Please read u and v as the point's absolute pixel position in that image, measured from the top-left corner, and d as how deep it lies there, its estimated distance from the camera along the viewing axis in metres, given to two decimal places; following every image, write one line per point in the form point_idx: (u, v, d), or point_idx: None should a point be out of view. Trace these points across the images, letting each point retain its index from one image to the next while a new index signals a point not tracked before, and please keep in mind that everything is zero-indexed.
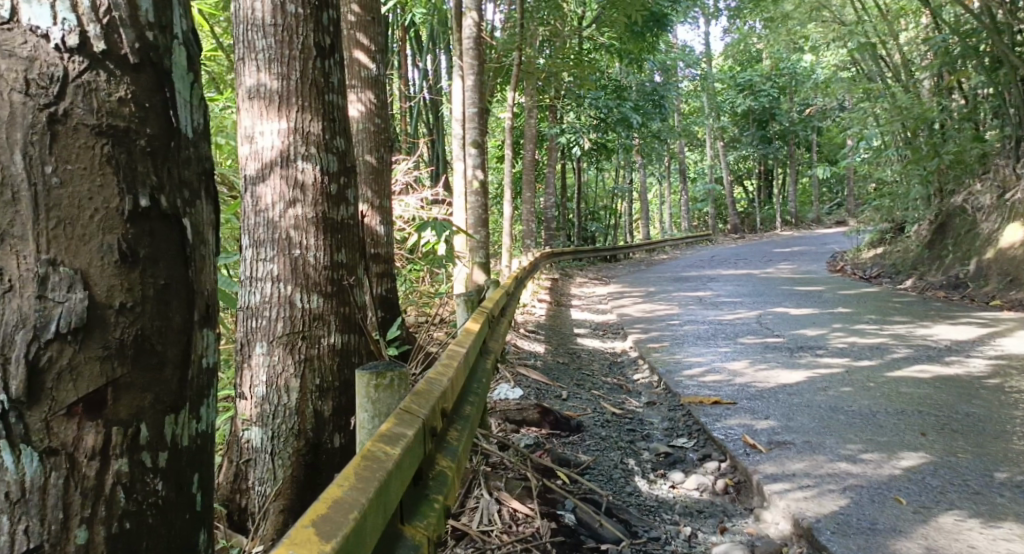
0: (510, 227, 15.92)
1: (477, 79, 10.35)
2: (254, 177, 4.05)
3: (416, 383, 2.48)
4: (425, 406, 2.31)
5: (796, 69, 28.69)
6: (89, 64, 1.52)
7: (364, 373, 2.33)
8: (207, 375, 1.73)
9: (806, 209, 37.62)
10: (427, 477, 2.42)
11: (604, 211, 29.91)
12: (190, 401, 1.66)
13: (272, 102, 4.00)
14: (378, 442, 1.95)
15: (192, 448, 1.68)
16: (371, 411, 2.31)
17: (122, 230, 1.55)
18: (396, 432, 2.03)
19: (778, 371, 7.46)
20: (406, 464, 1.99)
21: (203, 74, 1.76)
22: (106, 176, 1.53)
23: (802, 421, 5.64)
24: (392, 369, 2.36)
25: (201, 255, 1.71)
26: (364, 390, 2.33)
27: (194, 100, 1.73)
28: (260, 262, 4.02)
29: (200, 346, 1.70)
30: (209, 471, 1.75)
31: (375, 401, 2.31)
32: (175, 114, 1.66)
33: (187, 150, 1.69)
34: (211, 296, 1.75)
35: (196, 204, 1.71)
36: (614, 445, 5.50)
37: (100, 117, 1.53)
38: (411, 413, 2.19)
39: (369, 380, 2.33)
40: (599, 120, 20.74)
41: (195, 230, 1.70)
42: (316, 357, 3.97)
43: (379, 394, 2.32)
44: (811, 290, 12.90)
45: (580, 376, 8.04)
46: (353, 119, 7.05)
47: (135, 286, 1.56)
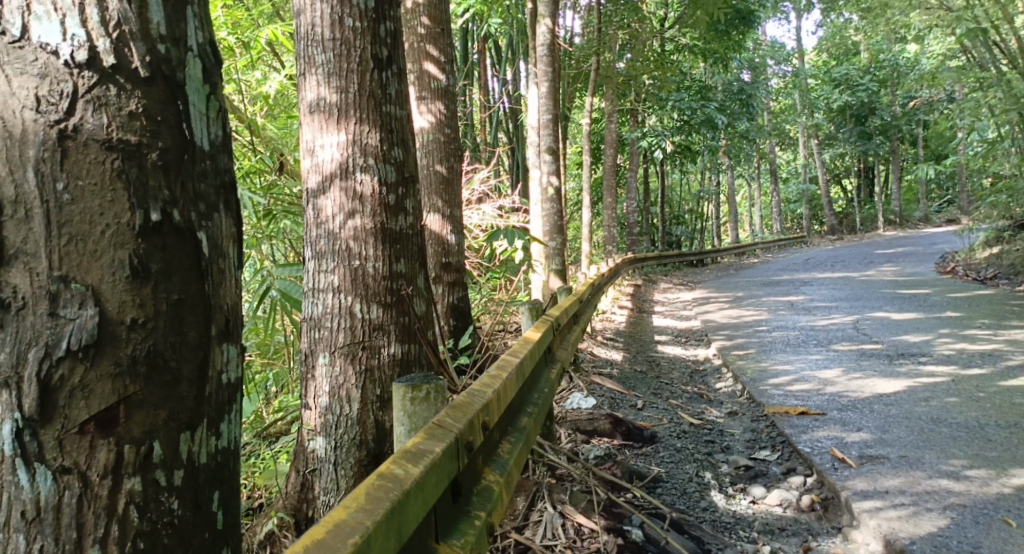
0: (590, 233, 15.82)
1: (552, 86, 10.31)
2: (315, 190, 4.08)
3: (455, 396, 2.44)
4: (461, 420, 2.27)
5: (898, 61, 27.72)
6: (98, 79, 1.64)
7: (399, 385, 2.31)
8: (227, 391, 1.84)
9: (912, 208, 36.23)
10: (470, 493, 2.40)
11: (691, 214, 29.53)
12: (207, 417, 1.77)
13: (332, 115, 4.02)
14: (399, 460, 1.93)
15: (211, 465, 1.78)
16: (408, 425, 2.30)
17: (133, 245, 1.65)
18: (422, 448, 2.01)
19: (874, 380, 7.14)
20: (430, 483, 1.96)
21: (219, 87, 1.87)
22: (117, 191, 1.64)
23: (899, 434, 5.37)
24: (428, 381, 2.33)
25: (218, 268, 1.82)
26: (400, 403, 2.31)
27: (210, 113, 1.85)
28: (321, 273, 4.04)
29: (219, 361, 1.81)
30: (231, 487, 1.85)
31: (411, 414, 2.29)
32: (188, 126, 1.77)
33: (202, 163, 1.81)
34: (230, 310, 1.86)
35: (213, 217, 1.82)
36: (689, 457, 5.34)
37: (110, 131, 1.65)
38: (442, 427, 2.17)
39: (404, 392, 2.31)
40: (682, 122, 20.44)
41: (211, 243, 1.81)
42: (376, 367, 3.97)
43: (415, 407, 2.30)
44: (915, 293, 12.36)
45: (659, 384, 7.88)
46: (423, 130, 7.09)
47: (147, 302, 1.66)
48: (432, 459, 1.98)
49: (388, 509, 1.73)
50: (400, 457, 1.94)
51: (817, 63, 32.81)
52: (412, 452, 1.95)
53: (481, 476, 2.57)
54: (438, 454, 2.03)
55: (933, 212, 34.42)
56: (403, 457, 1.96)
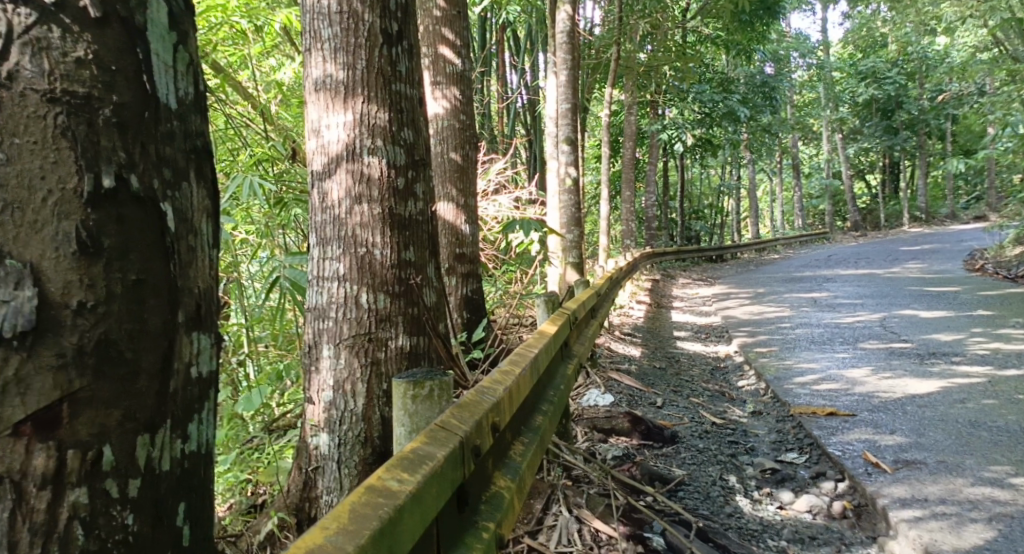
0: (609, 226, 15.58)
1: (573, 74, 10.05)
2: (320, 173, 3.85)
3: (463, 395, 2.21)
4: (467, 422, 2.04)
5: (927, 54, 27.32)
6: (39, 18, 1.52)
7: (400, 381, 2.08)
8: (198, 387, 1.71)
9: (939, 205, 35.74)
10: (477, 501, 2.18)
11: (711, 209, 29.20)
12: (172, 416, 1.64)
13: (339, 93, 3.80)
14: (393, 468, 1.71)
15: (176, 472, 1.66)
16: (408, 426, 2.07)
17: (81, 216, 1.53)
18: (423, 453, 1.80)
19: (906, 380, 6.86)
20: (433, 493, 1.75)
21: (189, 36, 1.74)
22: (62, 152, 1.52)
23: (935, 437, 5.11)
24: (432, 378, 2.10)
25: (187, 246, 1.70)
26: (400, 402, 2.08)
27: (178, 66, 1.72)
28: (326, 261, 3.81)
29: (189, 352, 1.69)
30: (200, 494, 1.73)
31: (412, 414, 2.07)
32: (150, 80, 1.65)
33: (169, 123, 1.69)
34: (202, 295, 1.74)
35: (181, 187, 1.70)
36: (711, 459, 5.10)
37: (53, 82, 1.52)
38: (446, 430, 1.94)
39: (405, 389, 2.08)
40: (704, 114, 20.13)
41: (179, 216, 1.69)
42: (383, 361, 3.75)
43: (417, 406, 2.07)
44: (945, 291, 12.05)
45: (679, 381, 7.64)
46: (437, 116, 6.87)
47: (97, 282, 1.53)
48: (435, 466, 1.77)
49: (377, 528, 1.51)
50: (394, 467, 1.72)
51: (842, 56, 32.35)
52: (410, 459, 1.73)
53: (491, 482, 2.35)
54: (442, 461, 1.81)
55: (961, 209, 33.90)
56: (402, 465, 1.73)
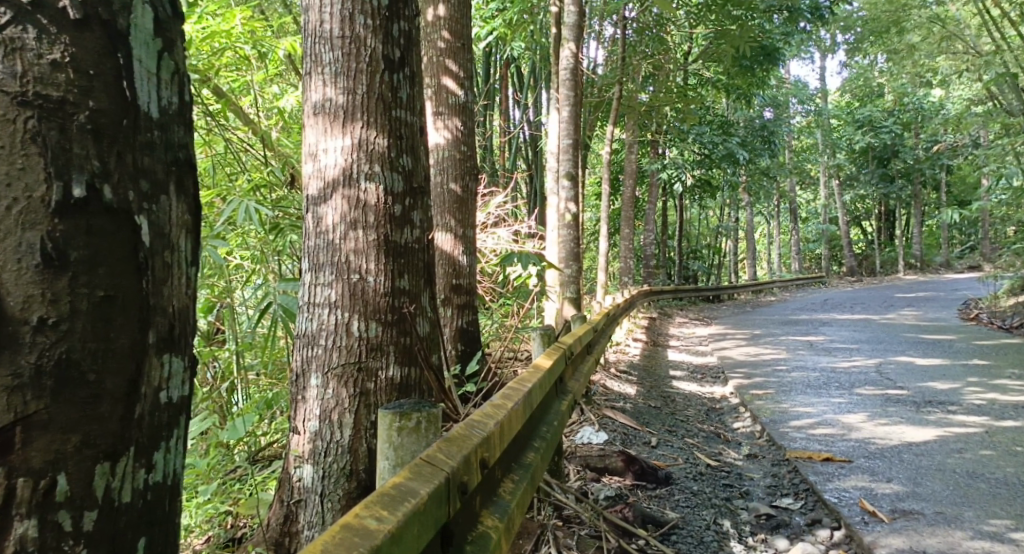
0: (607, 263, 15.53)
1: (576, 110, 10.04)
2: (316, 198, 3.78)
3: (452, 428, 2.13)
4: (455, 457, 1.96)
5: (923, 105, 27.60)
6: (16, 17, 1.62)
7: (386, 413, 2.02)
8: (165, 414, 1.79)
9: (934, 253, 35.88)
10: (463, 541, 2.09)
11: (708, 249, 29.20)
12: (135, 443, 1.71)
13: (338, 117, 3.74)
14: (373, 505, 1.63)
15: (139, 505, 1.73)
16: (393, 459, 2.00)
17: (48, 226, 1.61)
18: (406, 489, 1.71)
19: (901, 427, 6.78)
20: (414, 534, 1.66)
21: (170, 42, 1.84)
22: (31, 158, 1.61)
23: (932, 487, 5.04)
24: (420, 410, 2.04)
25: (162, 262, 1.79)
26: (386, 434, 2.02)
27: (160, 73, 1.82)
28: (317, 287, 3.74)
29: (157, 377, 1.77)
30: (163, 529, 1.79)
31: (397, 447, 2.00)
32: (129, 85, 1.74)
33: (146, 132, 1.77)
34: (174, 319, 1.81)
35: (157, 200, 1.79)
36: (705, 502, 5.00)
37: (28, 84, 1.61)
38: (432, 465, 1.85)
39: (392, 420, 2.02)
40: (703, 156, 20.20)
41: (152, 231, 1.77)
42: (372, 392, 3.66)
43: (402, 438, 2.01)
44: (940, 339, 12.01)
45: (673, 421, 7.53)
46: (439, 146, 6.84)
47: (63, 301, 1.61)
48: (417, 503, 1.68)
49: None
50: (374, 503, 1.64)
51: (841, 103, 32.63)
52: (391, 496, 1.65)
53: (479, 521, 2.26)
54: (425, 499, 1.72)
55: (956, 258, 34.04)
56: (383, 502, 1.65)
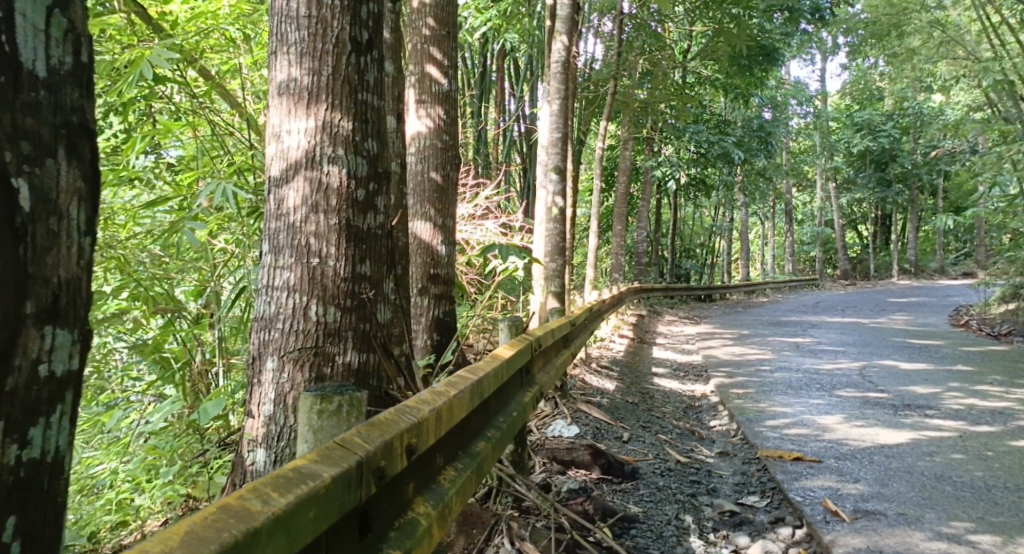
0: (597, 259, 15.50)
1: (564, 104, 9.96)
2: (277, 179, 3.73)
3: (382, 412, 2.17)
4: (374, 441, 2.02)
5: (923, 110, 27.61)
6: None
7: (308, 396, 2.09)
8: (46, 380, 1.92)
9: (929, 259, 35.96)
10: (386, 527, 2.10)
11: (702, 248, 29.17)
12: (7, 407, 1.85)
13: (302, 98, 3.69)
14: (263, 487, 1.72)
15: (13, 469, 1.87)
16: (312, 440, 2.08)
17: None
18: (306, 471, 1.81)
19: (877, 429, 6.76)
20: (310, 517, 1.75)
21: (66, 10, 1.97)
22: None
23: (898, 489, 5.09)
24: (341, 394, 2.11)
25: (46, 230, 1.92)
26: (307, 416, 2.09)
27: (52, 38, 1.95)
28: (276, 270, 3.69)
29: (37, 344, 1.91)
30: (37, 507, 1.92)
31: (316, 430, 2.08)
32: (14, 50, 1.88)
33: (34, 98, 1.91)
34: (57, 283, 1.94)
35: (44, 168, 1.93)
36: (670, 498, 5.02)
37: None
38: (345, 448, 1.94)
39: (312, 404, 2.09)
40: (699, 155, 20.17)
41: (35, 198, 1.91)
42: (328, 377, 3.63)
43: (322, 421, 2.09)
44: (927, 344, 12.03)
45: (649, 417, 7.52)
46: (420, 134, 6.76)
47: None
48: (314, 486, 1.78)
49: (214, 551, 1.53)
50: (266, 484, 1.73)
51: (840, 107, 32.62)
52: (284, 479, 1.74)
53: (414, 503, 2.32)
54: (329, 480, 1.82)
55: (951, 265, 34.12)
56: (281, 483, 1.75)
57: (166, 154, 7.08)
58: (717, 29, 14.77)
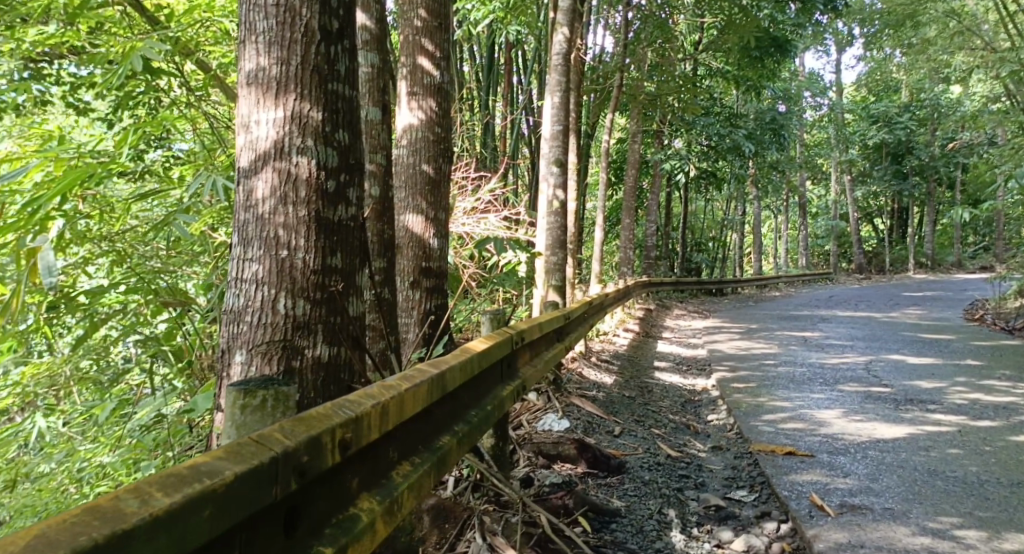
0: (603, 252, 15.40)
1: (565, 96, 9.68)
2: (246, 170, 3.70)
3: (307, 412, 2.65)
4: (280, 444, 2.48)
5: (939, 101, 27.26)
6: None
7: (235, 394, 2.63)
8: None
9: (947, 253, 35.57)
10: (306, 510, 2.60)
11: (713, 242, 28.96)
12: None
13: (270, 88, 3.66)
14: (156, 485, 2.24)
15: None
16: (236, 430, 2.62)
17: None
18: (203, 471, 2.32)
19: (875, 423, 6.68)
20: (201, 515, 2.26)
21: None
22: None
23: (888, 484, 5.01)
24: (265, 391, 2.65)
25: None
26: (233, 410, 2.64)
27: None
28: (244, 262, 3.66)
29: None
30: None
31: (240, 422, 2.62)
32: None
33: None
34: None
35: None
36: (655, 492, 4.96)
37: None
38: (253, 450, 2.44)
39: (238, 399, 2.63)
40: (708, 148, 19.95)
41: None
42: (297, 370, 3.61)
43: (245, 415, 2.63)
44: (938, 338, 11.89)
45: (644, 411, 7.46)
46: (412, 127, 6.49)
47: None
48: (204, 486, 2.28)
49: (88, 542, 2.08)
50: (157, 483, 2.25)
51: (855, 99, 32.27)
52: (173, 481, 2.24)
53: (349, 492, 2.76)
54: (225, 479, 2.32)
55: (969, 259, 33.75)
56: (177, 480, 2.27)
57: (175, 149, 7.25)
58: (727, 20, 14.57)
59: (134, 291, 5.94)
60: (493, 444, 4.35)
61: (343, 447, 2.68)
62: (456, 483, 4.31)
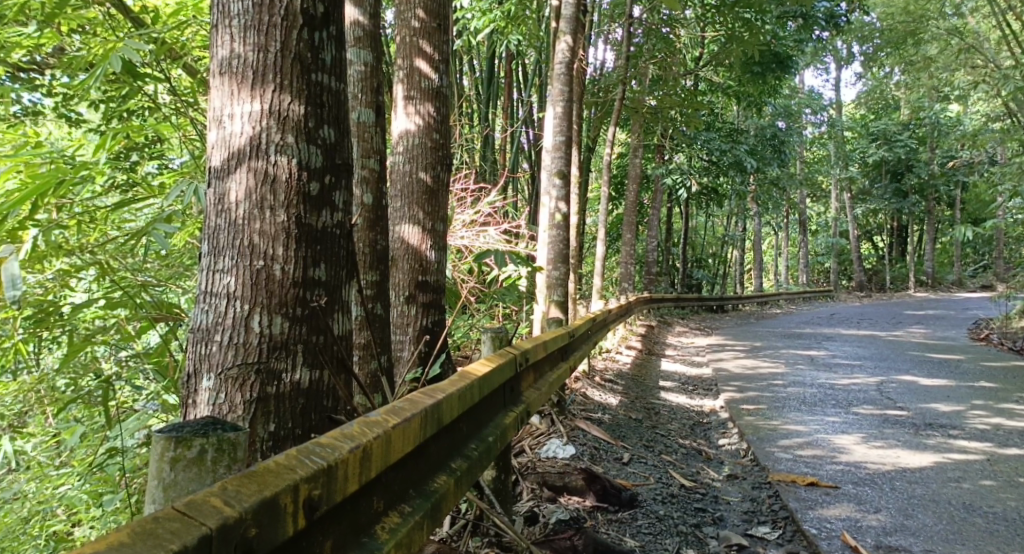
0: (603, 268, 14.92)
1: (568, 106, 9.13)
2: (218, 169, 3.28)
3: (253, 466, 2.26)
4: (210, 519, 2.10)
5: (940, 119, 26.98)
6: None
7: (161, 440, 2.26)
8: None
9: (948, 271, 35.20)
10: None
11: (714, 258, 28.47)
12: None
13: (245, 78, 3.25)
14: None
15: None
16: (162, 485, 2.26)
17: None
18: None
19: (899, 450, 6.24)
20: None
21: None
22: None
23: (924, 520, 4.59)
24: (200, 438, 2.27)
25: None
26: (159, 460, 2.27)
27: None
28: (215, 273, 3.24)
29: None
30: None
31: (169, 476, 2.26)
32: None
33: None
34: None
35: None
36: (671, 530, 4.53)
37: None
38: (175, 526, 2.05)
39: (167, 447, 2.27)
40: (709, 164, 19.49)
41: None
42: (272, 397, 3.20)
43: (176, 469, 2.26)
44: (948, 359, 11.45)
45: (651, 435, 7.00)
46: (408, 132, 6.05)
47: None
48: None
49: None
50: None
51: (856, 116, 31.93)
52: None
53: None
54: None
55: (971, 278, 33.38)
56: None
57: (170, 162, 6.74)
58: (727, 34, 14.21)
59: (116, 305, 5.37)
60: (494, 477, 3.94)
61: (313, 508, 2.31)
62: (454, 520, 3.94)
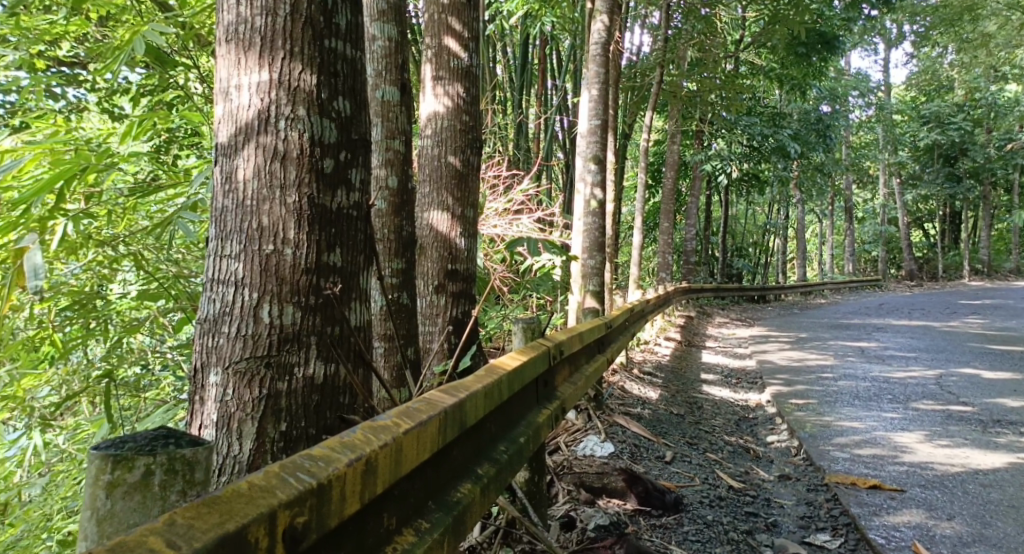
0: (641, 257, 14.49)
1: (603, 88, 8.72)
2: (224, 146, 3.01)
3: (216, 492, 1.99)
4: None
5: (996, 100, 25.96)
6: None
7: (95, 462, 2.05)
8: None
9: (1002, 258, 34.06)
10: None
11: (756, 247, 27.79)
12: None
13: (252, 44, 2.97)
14: None
15: None
16: (97, 514, 2.03)
17: None
18: None
19: (966, 450, 5.81)
20: None
21: None
22: None
23: (1002, 528, 4.21)
24: (138, 460, 2.05)
25: None
26: (95, 484, 2.05)
27: None
28: (223, 259, 2.97)
29: None
30: None
31: (110, 505, 2.03)
32: None
33: None
34: None
35: None
36: (719, 537, 4.19)
37: None
38: None
39: (100, 473, 2.04)
40: (752, 149, 18.89)
41: None
42: (283, 394, 2.93)
43: (115, 497, 2.03)
44: (1010, 350, 10.87)
45: (695, 432, 6.63)
46: (437, 115, 5.72)
47: None
48: None
49: None
50: None
51: (905, 99, 30.98)
52: None
53: None
54: None
55: None
56: None
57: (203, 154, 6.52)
58: (773, 12, 13.60)
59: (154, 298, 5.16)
60: (527, 479, 3.65)
61: (296, 541, 2.04)
62: (485, 526, 3.67)
